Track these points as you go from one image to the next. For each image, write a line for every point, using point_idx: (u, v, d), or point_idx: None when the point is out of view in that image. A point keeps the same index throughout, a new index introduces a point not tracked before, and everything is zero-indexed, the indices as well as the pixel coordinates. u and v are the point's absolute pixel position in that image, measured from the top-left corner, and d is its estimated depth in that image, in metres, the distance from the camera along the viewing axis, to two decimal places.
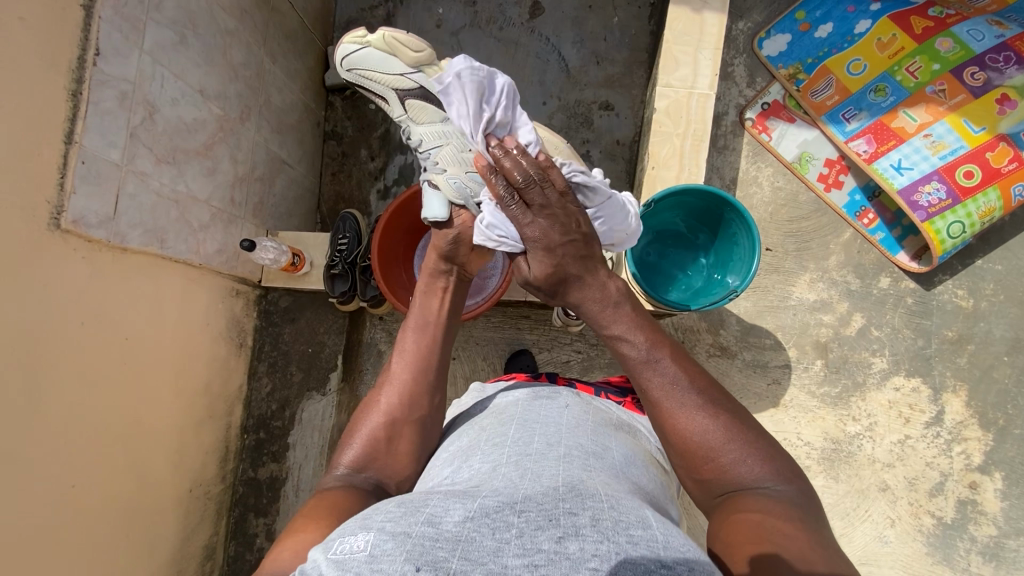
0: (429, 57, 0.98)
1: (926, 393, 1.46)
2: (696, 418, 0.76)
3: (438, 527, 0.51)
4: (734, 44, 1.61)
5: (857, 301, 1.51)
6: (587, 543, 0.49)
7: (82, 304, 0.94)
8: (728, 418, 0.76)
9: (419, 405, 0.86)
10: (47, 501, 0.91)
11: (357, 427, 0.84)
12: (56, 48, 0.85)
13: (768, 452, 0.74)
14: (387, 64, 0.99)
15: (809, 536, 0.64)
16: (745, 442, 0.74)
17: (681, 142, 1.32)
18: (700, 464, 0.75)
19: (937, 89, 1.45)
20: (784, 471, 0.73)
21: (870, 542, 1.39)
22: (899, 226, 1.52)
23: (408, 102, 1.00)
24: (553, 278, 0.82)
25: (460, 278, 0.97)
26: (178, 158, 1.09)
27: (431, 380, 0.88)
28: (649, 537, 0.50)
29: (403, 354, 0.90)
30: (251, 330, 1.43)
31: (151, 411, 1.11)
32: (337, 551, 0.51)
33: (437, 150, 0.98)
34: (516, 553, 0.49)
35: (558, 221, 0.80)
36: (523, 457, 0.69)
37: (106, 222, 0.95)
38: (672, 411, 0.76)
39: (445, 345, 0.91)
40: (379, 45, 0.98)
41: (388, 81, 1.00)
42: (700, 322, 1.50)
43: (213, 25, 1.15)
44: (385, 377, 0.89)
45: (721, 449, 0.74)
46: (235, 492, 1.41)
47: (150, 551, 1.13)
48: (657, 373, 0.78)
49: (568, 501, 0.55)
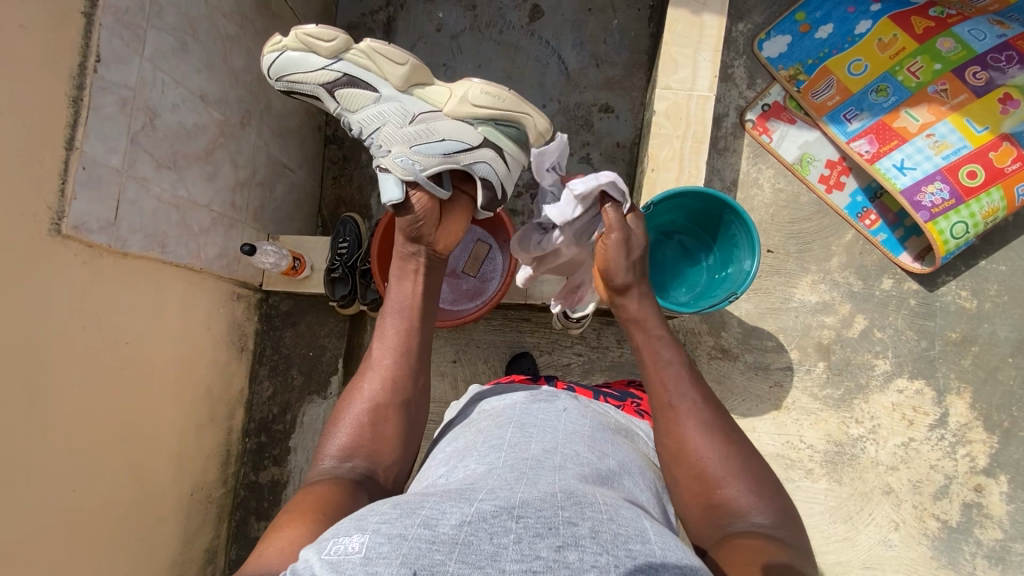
0: (344, 43, 0.99)
1: (930, 395, 1.45)
2: (714, 443, 0.78)
3: (435, 530, 0.51)
4: (734, 45, 1.61)
5: (859, 303, 1.50)
6: (587, 554, 0.49)
7: (83, 309, 0.94)
8: (743, 448, 0.78)
9: (402, 388, 0.86)
10: (48, 505, 0.91)
11: (342, 416, 0.83)
12: (57, 55, 0.86)
13: (775, 491, 0.75)
14: (308, 62, 1.00)
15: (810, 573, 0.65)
16: (755, 476, 0.76)
17: (681, 144, 1.32)
18: (711, 490, 0.75)
19: (939, 89, 1.44)
20: (786, 513, 0.73)
21: (874, 546, 1.37)
22: (902, 227, 1.51)
23: (338, 93, 1.03)
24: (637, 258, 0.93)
25: (431, 256, 0.97)
26: (179, 163, 1.10)
27: (413, 363, 0.89)
28: (647, 553, 0.51)
29: (384, 339, 0.90)
30: (252, 334, 1.44)
31: (152, 416, 1.12)
32: (332, 552, 0.51)
33: (378, 135, 1.02)
34: (514, 558, 0.49)
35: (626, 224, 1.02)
36: (519, 461, 0.69)
37: (107, 227, 0.95)
38: (694, 432, 0.79)
39: (424, 328, 0.92)
40: (295, 45, 0.99)
41: (314, 78, 1.02)
42: (701, 324, 1.50)
43: (214, 31, 1.16)
44: (367, 363, 0.89)
45: (733, 477, 0.75)
46: (236, 496, 1.42)
47: (151, 555, 1.14)
48: (687, 394, 0.82)
49: (567, 509, 0.55)
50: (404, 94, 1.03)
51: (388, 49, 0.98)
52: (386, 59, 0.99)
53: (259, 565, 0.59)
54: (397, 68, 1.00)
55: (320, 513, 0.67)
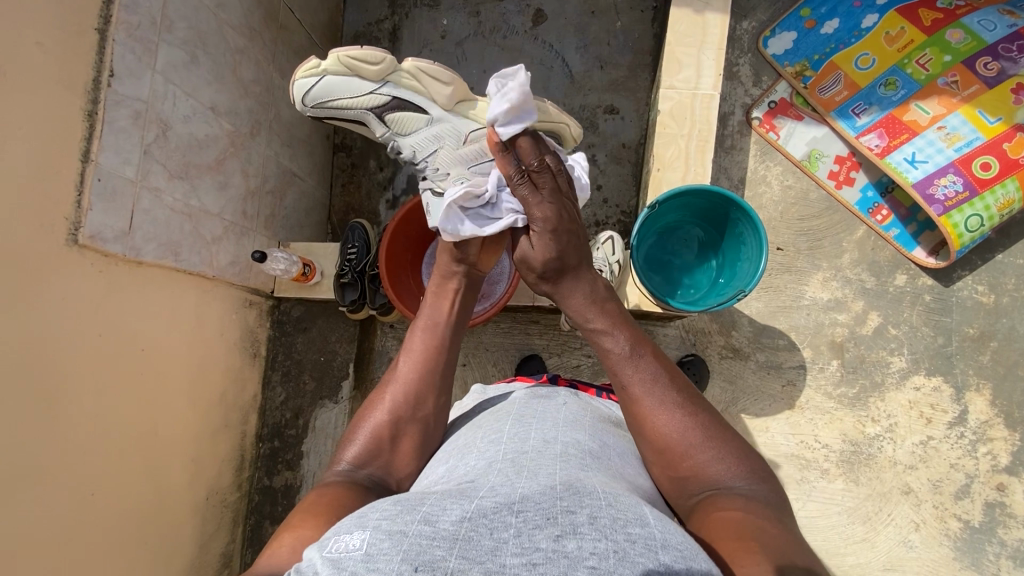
0: (388, 66, 1.06)
1: (948, 392, 1.43)
2: (673, 415, 0.76)
3: (435, 526, 0.51)
4: (738, 44, 1.60)
5: (872, 300, 1.48)
6: (586, 541, 0.49)
7: (99, 316, 0.97)
8: (706, 418, 0.76)
9: (424, 405, 0.86)
10: (66, 509, 0.93)
11: (360, 426, 0.84)
12: (71, 71, 0.89)
13: (741, 452, 0.74)
14: (353, 86, 1.08)
15: (786, 532, 0.64)
16: (720, 441, 0.74)
17: (686, 143, 1.32)
18: (677, 463, 0.74)
19: (949, 81, 1.42)
20: (757, 472, 0.72)
21: (894, 547, 1.35)
22: (915, 222, 1.48)
23: (387, 117, 1.10)
24: (553, 263, 0.83)
25: (469, 277, 0.96)
26: (191, 173, 1.12)
27: (437, 383, 0.88)
28: (647, 536, 0.51)
29: (410, 353, 0.90)
30: (264, 340, 1.46)
31: (167, 421, 1.14)
32: (333, 549, 0.51)
33: (437, 157, 1.10)
34: (514, 551, 0.49)
35: (564, 208, 0.85)
36: (519, 454, 0.69)
37: (122, 237, 0.98)
38: (650, 409, 0.77)
39: (453, 347, 0.92)
40: (337, 68, 1.06)
41: (362, 103, 1.09)
42: (711, 324, 1.48)
43: (223, 44, 1.19)
44: (390, 376, 0.88)
45: (699, 446, 0.74)
46: (251, 501, 1.44)
47: (167, 559, 1.15)
48: (636, 374, 0.79)
49: (566, 499, 0.55)
50: (449, 114, 1.10)
51: (433, 69, 1.05)
52: (432, 80, 1.06)
53: (270, 563, 0.60)
54: (441, 87, 1.07)
55: (333, 514, 0.68)
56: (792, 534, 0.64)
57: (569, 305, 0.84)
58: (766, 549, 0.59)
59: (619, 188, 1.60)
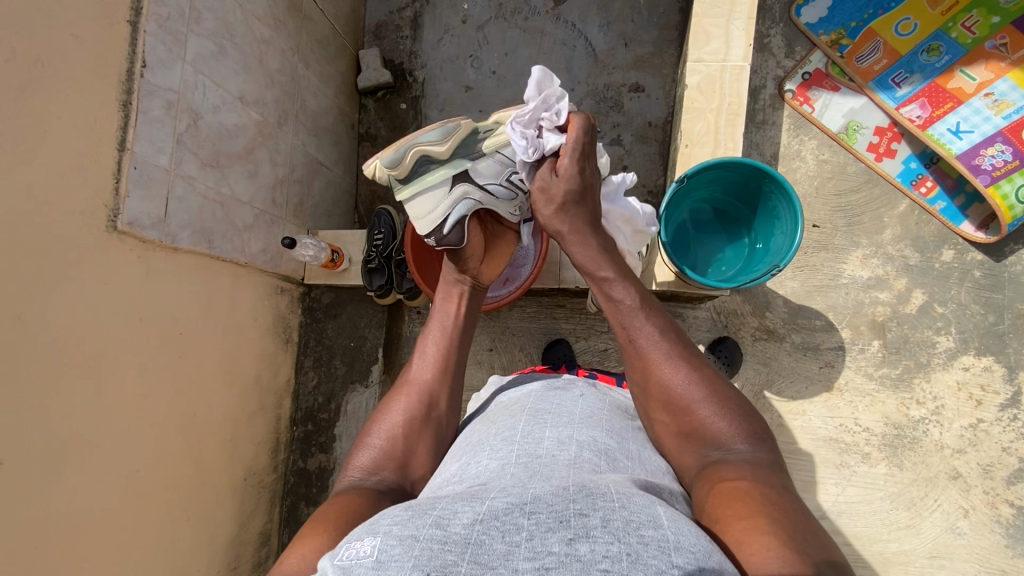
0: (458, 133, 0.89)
1: (1000, 372, 1.36)
2: (677, 368, 0.77)
3: (447, 530, 0.51)
4: (769, 14, 1.54)
5: (916, 277, 1.41)
6: (598, 544, 0.49)
7: (140, 299, 1.00)
8: (710, 374, 0.78)
9: (438, 403, 0.88)
10: (112, 485, 0.97)
11: (375, 429, 0.84)
12: (107, 61, 0.92)
13: (744, 414, 0.74)
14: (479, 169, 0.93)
15: (801, 518, 0.59)
16: (723, 401, 0.75)
17: (716, 117, 1.27)
18: (680, 418, 0.76)
19: (998, 44, 1.34)
20: (756, 433, 0.72)
21: (941, 534, 1.29)
22: (962, 194, 1.41)
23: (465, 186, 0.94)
24: (571, 193, 0.84)
25: (475, 286, 1.01)
26: (221, 162, 1.15)
27: (451, 381, 0.91)
28: (659, 538, 0.50)
29: (423, 355, 0.93)
30: (296, 326, 1.50)
31: (206, 402, 1.18)
32: (344, 556, 0.51)
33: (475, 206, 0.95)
34: (527, 556, 0.49)
35: (585, 160, 0.85)
36: (533, 457, 0.69)
37: (158, 223, 1.01)
38: (658, 362, 0.78)
39: (464, 346, 0.95)
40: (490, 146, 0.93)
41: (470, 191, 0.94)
42: (744, 305, 1.44)
43: (249, 35, 1.21)
44: (405, 378, 0.91)
45: (701, 402, 0.75)
46: (286, 482, 1.48)
47: (208, 536, 1.20)
48: (644, 326, 0.81)
49: (578, 501, 0.54)
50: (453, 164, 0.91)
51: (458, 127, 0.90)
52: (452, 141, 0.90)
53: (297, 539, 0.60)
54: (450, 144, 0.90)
55: None
56: (794, 501, 0.62)
57: (581, 251, 0.84)
58: (779, 530, 0.56)
59: (646, 170, 1.56)
